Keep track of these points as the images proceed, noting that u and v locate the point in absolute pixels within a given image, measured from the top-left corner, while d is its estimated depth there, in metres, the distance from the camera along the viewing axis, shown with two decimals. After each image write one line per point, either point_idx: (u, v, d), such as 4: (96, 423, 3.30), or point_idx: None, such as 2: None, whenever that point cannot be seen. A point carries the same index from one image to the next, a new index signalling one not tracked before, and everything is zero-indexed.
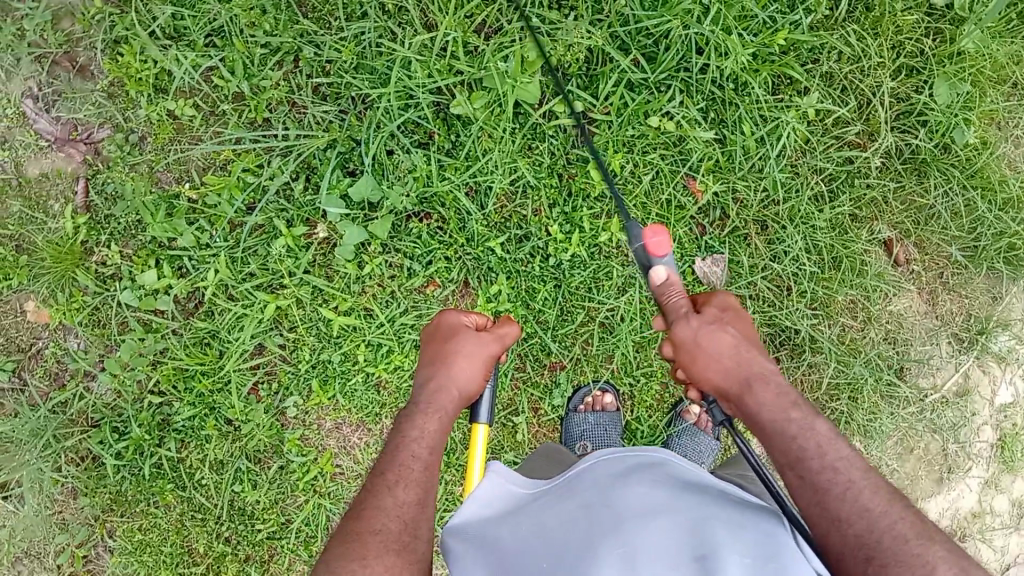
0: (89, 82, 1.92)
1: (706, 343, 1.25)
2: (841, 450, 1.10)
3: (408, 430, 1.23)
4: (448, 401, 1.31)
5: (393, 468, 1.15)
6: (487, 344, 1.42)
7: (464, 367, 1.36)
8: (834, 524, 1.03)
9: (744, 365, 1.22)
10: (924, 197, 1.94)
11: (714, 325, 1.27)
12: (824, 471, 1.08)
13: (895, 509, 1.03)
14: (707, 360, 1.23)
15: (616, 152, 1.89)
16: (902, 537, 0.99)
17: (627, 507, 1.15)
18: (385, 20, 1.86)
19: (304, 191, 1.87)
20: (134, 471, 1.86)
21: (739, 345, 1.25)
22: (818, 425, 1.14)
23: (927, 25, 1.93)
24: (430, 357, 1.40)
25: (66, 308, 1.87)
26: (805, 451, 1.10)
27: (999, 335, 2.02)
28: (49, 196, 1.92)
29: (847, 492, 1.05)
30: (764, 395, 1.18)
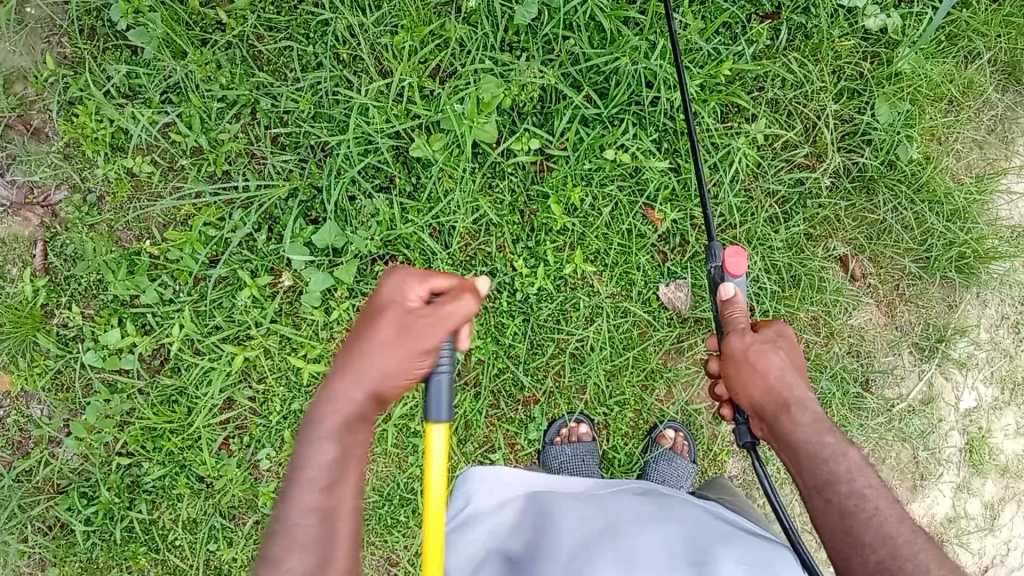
0: (44, 144, 1.91)
1: (751, 357, 1.31)
2: (872, 481, 1.19)
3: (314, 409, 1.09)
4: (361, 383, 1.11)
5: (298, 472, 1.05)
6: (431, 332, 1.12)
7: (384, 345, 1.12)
8: (858, 549, 1.12)
9: (790, 387, 1.29)
10: (874, 212, 2.01)
11: (766, 344, 1.33)
12: (851, 497, 1.17)
13: (918, 540, 1.11)
14: (751, 374, 1.30)
15: (575, 186, 1.93)
16: (924, 564, 1.07)
17: (621, 519, 1.27)
18: (340, 70, 1.89)
19: (268, 241, 1.87)
20: (104, 536, 1.80)
21: (789, 363, 1.32)
22: (851, 454, 1.22)
23: (864, 50, 2.01)
24: (360, 325, 1.17)
25: (27, 373, 1.84)
26: (834, 474, 1.20)
27: (959, 341, 2.06)
28: (5, 261, 1.90)
29: (873, 519, 1.14)
30: (803, 417, 1.25)
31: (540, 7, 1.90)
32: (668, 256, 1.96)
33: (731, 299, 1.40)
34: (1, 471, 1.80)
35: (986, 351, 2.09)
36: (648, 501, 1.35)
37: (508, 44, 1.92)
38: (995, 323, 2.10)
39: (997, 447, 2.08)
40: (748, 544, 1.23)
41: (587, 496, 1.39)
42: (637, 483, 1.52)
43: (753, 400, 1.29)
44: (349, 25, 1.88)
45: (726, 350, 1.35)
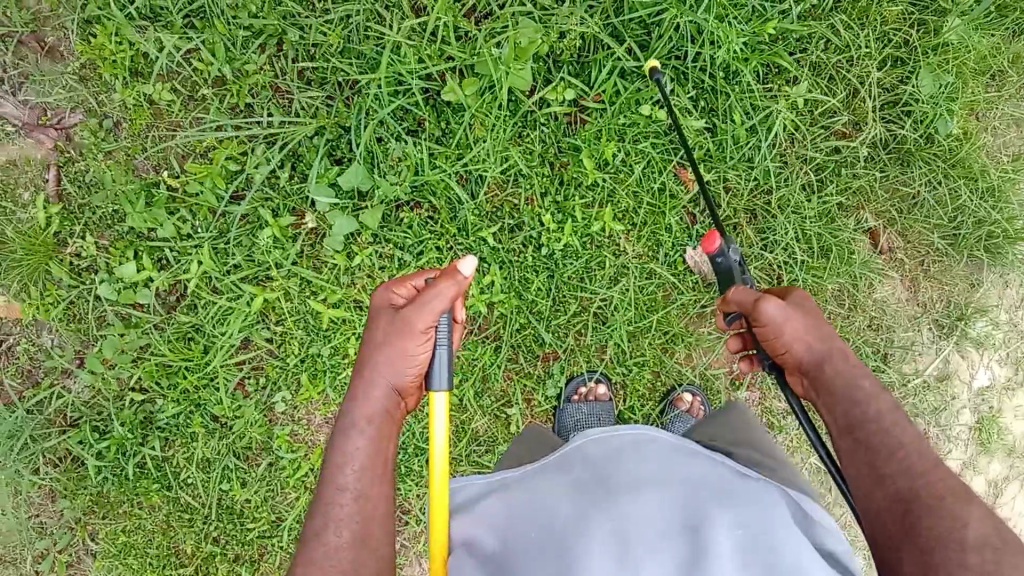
0: (58, 64, 1.85)
1: (791, 319, 1.22)
2: (902, 419, 1.14)
3: (334, 450, 1.10)
4: (377, 361, 1.15)
5: (320, 504, 1.06)
6: (409, 323, 1.15)
7: (388, 334, 1.16)
8: (879, 482, 1.09)
9: (829, 338, 1.22)
10: (908, 186, 1.98)
11: (793, 306, 1.25)
12: (879, 433, 1.13)
13: (940, 470, 1.07)
14: (795, 338, 1.22)
15: (608, 140, 1.88)
16: (939, 492, 1.04)
17: (619, 482, 1.21)
18: (372, 3, 1.80)
19: (292, 180, 1.81)
20: (115, 471, 1.79)
21: (811, 312, 1.26)
22: (886, 398, 1.17)
23: (912, 16, 1.94)
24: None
25: (40, 303, 1.80)
26: (865, 416, 1.15)
27: (977, 320, 2.06)
28: (17, 184, 1.85)
29: (896, 451, 1.10)
30: (846, 366, 1.20)
31: None
32: (697, 219, 1.92)
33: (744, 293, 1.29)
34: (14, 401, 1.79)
35: (1002, 331, 2.09)
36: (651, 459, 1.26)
37: None
38: (1015, 304, 2.09)
39: (1006, 427, 2.09)
40: (757, 509, 1.18)
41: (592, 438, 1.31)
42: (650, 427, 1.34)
43: (801, 359, 1.22)
44: None
45: (763, 319, 1.22)
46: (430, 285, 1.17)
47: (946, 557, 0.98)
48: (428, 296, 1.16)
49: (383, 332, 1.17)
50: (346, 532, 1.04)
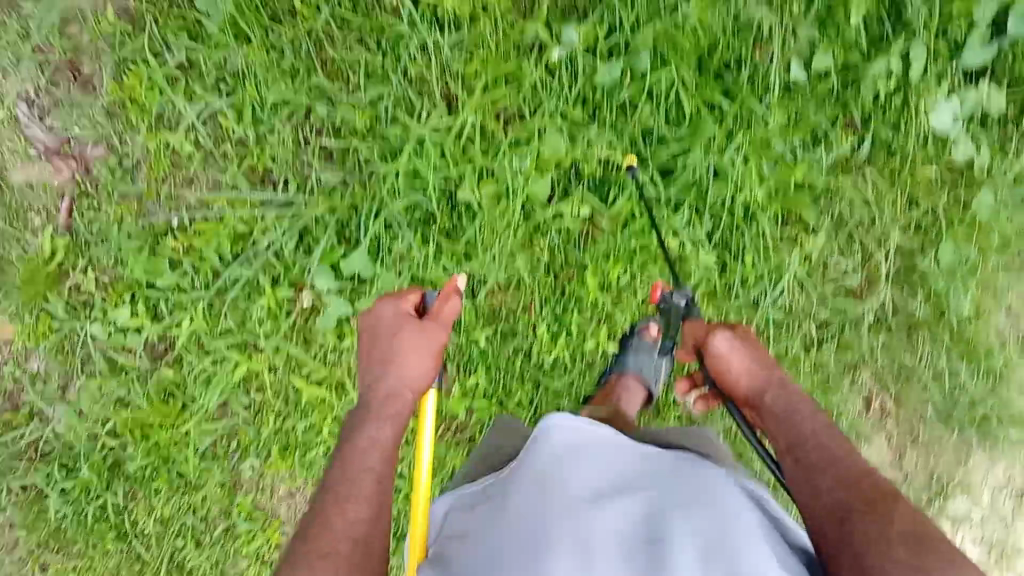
0: (89, 96, 1.84)
1: (735, 355, 1.33)
2: (835, 434, 1.15)
3: (358, 439, 1.15)
4: (399, 360, 1.24)
5: (343, 481, 1.10)
6: (429, 336, 1.28)
7: (406, 334, 1.27)
8: (815, 496, 1.07)
9: (768, 369, 1.30)
10: (911, 354, 1.95)
11: (741, 341, 1.35)
12: (813, 449, 1.13)
13: (870, 480, 1.05)
14: (737, 366, 1.32)
15: (616, 262, 1.85)
16: (869, 499, 1.01)
17: (577, 493, 1.01)
18: (406, 89, 1.81)
19: (296, 251, 1.81)
20: (76, 511, 1.80)
21: (754, 347, 1.36)
22: (820, 415, 1.19)
23: (945, 183, 1.92)
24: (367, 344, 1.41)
25: (32, 331, 1.81)
26: (799, 432, 1.17)
27: (958, 495, 2.04)
28: (30, 209, 1.85)
29: (827, 464, 1.09)
30: (784, 395, 1.25)
31: (624, 70, 1.80)
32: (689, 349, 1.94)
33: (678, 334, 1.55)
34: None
35: (982, 513, 2.04)
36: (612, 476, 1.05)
37: (584, 98, 1.82)
38: (1000, 487, 2.04)
39: None
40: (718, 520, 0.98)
41: (538, 462, 1.08)
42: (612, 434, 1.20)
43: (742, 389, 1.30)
44: (423, 44, 1.79)
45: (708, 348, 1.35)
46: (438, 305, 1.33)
47: (889, 561, 0.93)
48: (442, 311, 1.32)
49: (398, 333, 1.28)
50: (365, 508, 1.07)
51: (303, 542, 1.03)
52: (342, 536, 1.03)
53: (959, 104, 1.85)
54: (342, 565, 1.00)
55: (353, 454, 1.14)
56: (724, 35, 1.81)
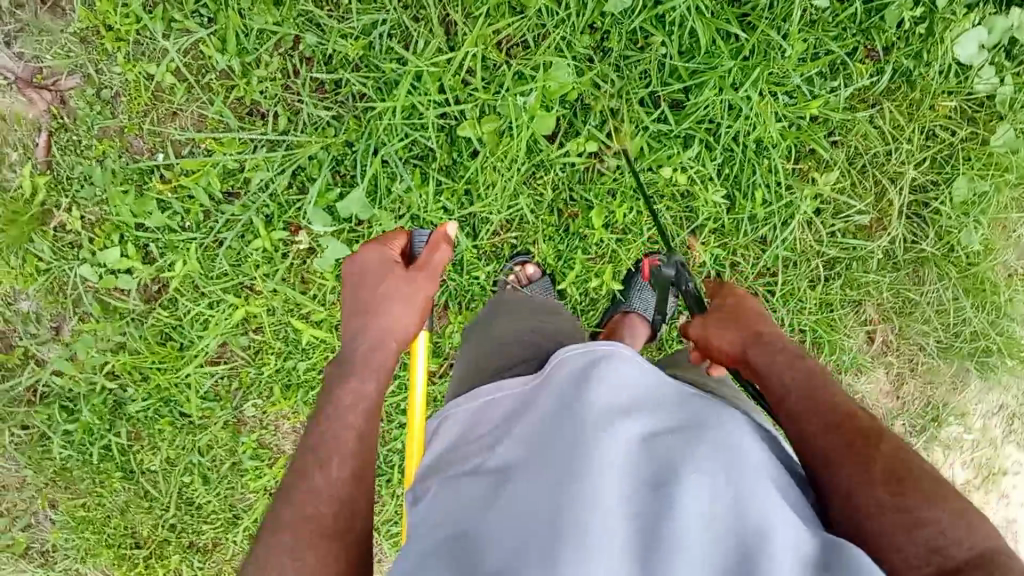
0: (60, 20, 1.74)
1: (711, 328, 1.23)
2: (819, 380, 1.04)
3: (340, 393, 1.10)
4: (383, 309, 1.20)
5: (323, 437, 1.04)
6: (418, 285, 1.24)
7: (391, 283, 1.23)
8: (800, 444, 0.98)
9: (748, 329, 1.18)
10: (917, 289, 1.92)
11: (718, 313, 1.26)
12: (800, 399, 1.03)
13: (853, 416, 0.97)
14: (716, 336, 1.21)
15: (623, 201, 1.79)
16: (850, 438, 0.94)
17: (590, 422, 0.87)
18: (400, 14, 1.69)
19: (289, 189, 1.74)
20: (81, 453, 1.81)
21: (746, 308, 1.26)
22: (803, 365, 1.08)
23: (965, 113, 1.85)
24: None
25: (18, 273, 1.76)
26: (781, 386, 1.06)
27: (953, 422, 2.05)
28: (6, 142, 1.77)
29: (811, 408, 1.00)
30: (764, 349, 1.13)
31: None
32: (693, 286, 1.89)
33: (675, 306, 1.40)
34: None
35: (974, 437, 2.07)
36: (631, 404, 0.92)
37: (592, 25, 1.73)
38: (991, 412, 2.06)
39: None
40: (750, 486, 0.83)
41: (556, 381, 0.98)
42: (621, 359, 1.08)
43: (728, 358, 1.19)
44: None
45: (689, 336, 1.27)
46: (427, 254, 1.29)
47: (871, 500, 0.87)
48: (432, 260, 1.29)
49: (384, 281, 1.23)
50: (347, 466, 1.01)
51: (284, 501, 0.98)
52: (326, 496, 0.98)
53: (987, 32, 1.77)
54: (325, 528, 0.95)
55: (337, 406, 1.08)
56: None
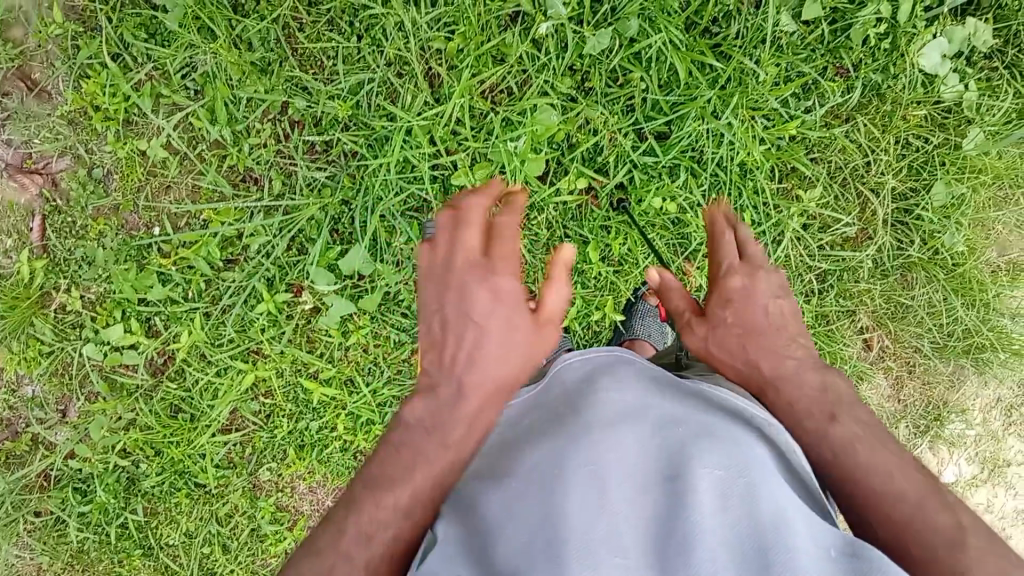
0: (46, 104, 1.75)
1: (711, 346, 1.18)
2: (862, 440, 1.01)
3: (426, 456, 0.94)
4: (491, 372, 0.97)
5: (382, 501, 0.91)
6: (540, 342, 1.02)
7: (513, 330, 0.99)
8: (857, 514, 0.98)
9: (752, 354, 1.14)
10: (906, 294, 1.95)
11: (715, 325, 1.19)
12: (846, 465, 1.00)
13: (910, 489, 0.96)
14: (720, 360, 1.17)
15: (619, 235, 1.83)
16: (913, 515, 0.94)
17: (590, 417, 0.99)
18: (384, 71, 1.72)
19: (289, 251, 1.75)
20: (96, 532, 1.82)
21: (747, 316, 1.18)
22: (840, 414, 1.05)
23: (936, 120, 1.89)
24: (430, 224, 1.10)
25: (22, 358, 1.78)
26: (821, 442, 1.03)
27: (954, 420, 2.06)
28: (0, 229, 1.79)
29: (858, 473, 0.99)
30: (788, 392, 1.09)
31: (613, 37, 1.76)
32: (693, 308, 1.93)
33: (662, 282, 1.35)
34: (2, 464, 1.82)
35: (975, 431, 2.08)
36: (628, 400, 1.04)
37: (571, 67, 1.77)
38: (990, 404, 2.06)
39: None
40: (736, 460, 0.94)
41: (559, 387, 1.10)
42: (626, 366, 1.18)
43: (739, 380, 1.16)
44: (400, 22, 1.70)
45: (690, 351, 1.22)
46: (549, 292, 1.07)
47: None
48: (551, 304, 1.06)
49: (508, 325, 0.99)
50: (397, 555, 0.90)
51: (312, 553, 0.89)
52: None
53: (947, 42, 1.83)
54: None
55: (414, 468, 0.92)
56: None
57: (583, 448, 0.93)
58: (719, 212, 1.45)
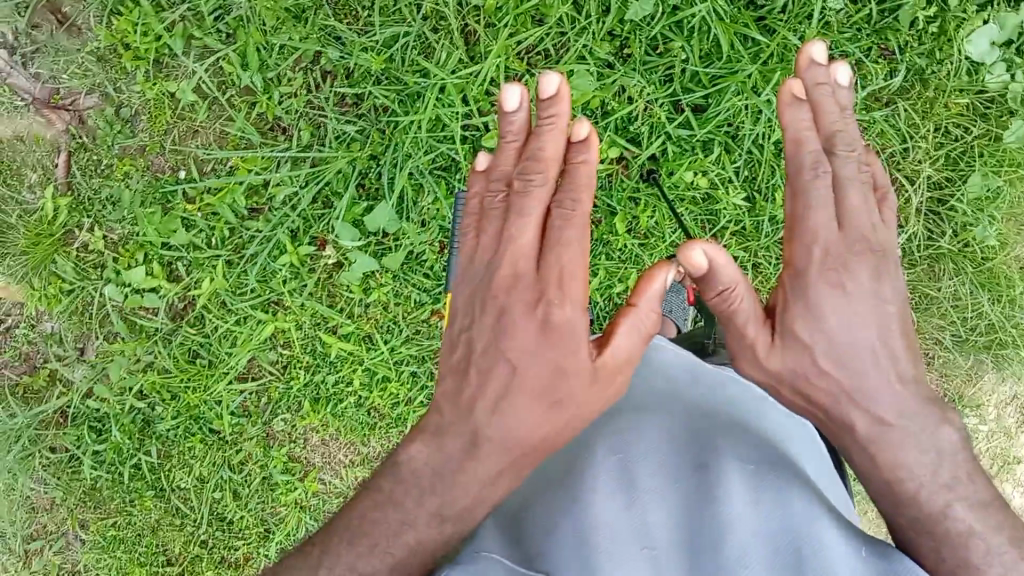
0: (76, 40, 1.73)
1: (800, 364, 1.11)
2: (925, 461, 1.11)
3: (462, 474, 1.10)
4: (530, 420, 1.09)
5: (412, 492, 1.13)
6: (598, 393, 1.10)
7: (569, 378, 1.09)
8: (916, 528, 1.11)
9: (847, 378, 1.10)
10: (933, 286, 1.91)
11: (803, 342, 1.12)
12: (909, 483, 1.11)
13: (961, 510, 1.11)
14: (808, 384, 1.12)
15: (647, 207, 1.80)
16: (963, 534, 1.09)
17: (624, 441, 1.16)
18: (420, 26, 1.69)
19: (314, 204, 1.74)
20: (110, 472, 1.84)
21: (846, 331, 1.11)
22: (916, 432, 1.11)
23: (978, 109, 1.83)
24: (507, 209, 1.24)
25: (42, 294, 1.78)
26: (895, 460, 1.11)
27: (969, 415, 2.00)
28: (26, 164, 1.78)
29: (919, 494, 1.11)
30: (882, 410, 1.10)
31: (655, 4, 1.72)
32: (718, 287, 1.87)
33: (712, 263, 1.12)
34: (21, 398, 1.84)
35: (989, 427, 2.01)
36: (653, 412, 1.20)
37: (611, 32, 1.73)
38: (1007, 401, 2.00)
39: None
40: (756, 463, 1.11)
41: None
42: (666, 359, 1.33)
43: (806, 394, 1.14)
44: None
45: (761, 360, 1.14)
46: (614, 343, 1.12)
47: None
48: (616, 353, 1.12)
49: (560, 371, 1.09)
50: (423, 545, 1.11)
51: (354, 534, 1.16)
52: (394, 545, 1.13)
53: (998, 29, 1.78)
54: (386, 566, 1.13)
55: (442, 496, 1.11)
56: None
57: (613, 473, 1.12)
58: (811, 72, 1.21)
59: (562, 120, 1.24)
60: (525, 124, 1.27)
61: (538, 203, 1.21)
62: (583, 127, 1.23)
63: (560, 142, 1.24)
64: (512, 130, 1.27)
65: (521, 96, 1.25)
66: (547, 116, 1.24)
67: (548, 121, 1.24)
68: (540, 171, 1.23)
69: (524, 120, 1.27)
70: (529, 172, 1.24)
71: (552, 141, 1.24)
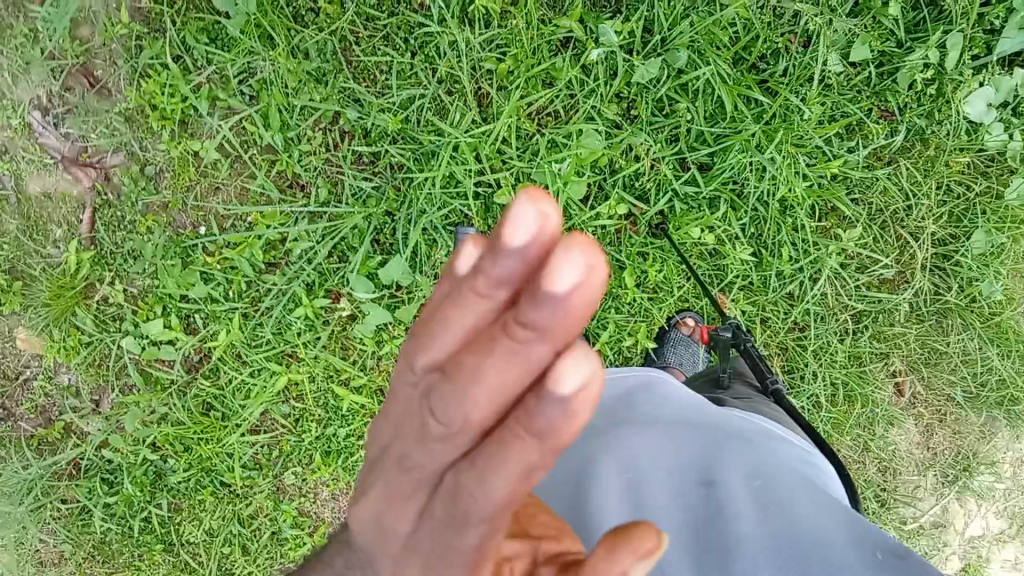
0: (105, 101, 1.80)
1: None
2: None
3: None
4: None
5: None
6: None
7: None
8: None
9: None
10: (943, 341, 1.91)
11: None
12: None
13: None
14: None
15: (655, 262, 1.83)
16: None
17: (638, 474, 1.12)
18: (436, 88, 1.75)
19: (330, 258, 1.78)
20: (121, 524, 1.85)
21: None
22: None
23: (977, 168, 1.85)
24: (398, 423, 0.58)
25: (62, 346, 1.81)
26: None
27: (984, 472, 1.98)
28: (51, 219, 1.83)
29: None
30: None
31: (661, 66, 1.77)
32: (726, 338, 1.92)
33: None
34: (36, 449, 1.86)
35: (1005, 485, 2.00)
36: (666, 448, 1.16)
37: (618, 94, 1.79)
38: (1021, 459, 1.99)
39: None
40: (770, 477, 1.05)
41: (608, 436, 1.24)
42: (683, 406, 1.31)
43: None
44: (454, 40, 1.73)
45: None
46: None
47: None
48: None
49: None
50: None
51: None
52: None
53: (994, 91, 1.79)
54: None
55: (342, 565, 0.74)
56: (763, 27, 1.77)
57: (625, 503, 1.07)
58: None
59: (541, 347, 0.46)
60: (501, 288, 0.48)
61: (429, 465, 0.55)
62: (571, 371, 0.45)
63: (530, 379, 0.47)
64: (475, 283, 0.49)
65: (532, 232, 0.46)
66: (522, 316, 0.46)
67: (525, 322, 0.46)
68: (446, 425, 0.52)
69: (490, 280, 0.48)
70: (433, 399, 0.52)
71: (500, 371, 0.48)
